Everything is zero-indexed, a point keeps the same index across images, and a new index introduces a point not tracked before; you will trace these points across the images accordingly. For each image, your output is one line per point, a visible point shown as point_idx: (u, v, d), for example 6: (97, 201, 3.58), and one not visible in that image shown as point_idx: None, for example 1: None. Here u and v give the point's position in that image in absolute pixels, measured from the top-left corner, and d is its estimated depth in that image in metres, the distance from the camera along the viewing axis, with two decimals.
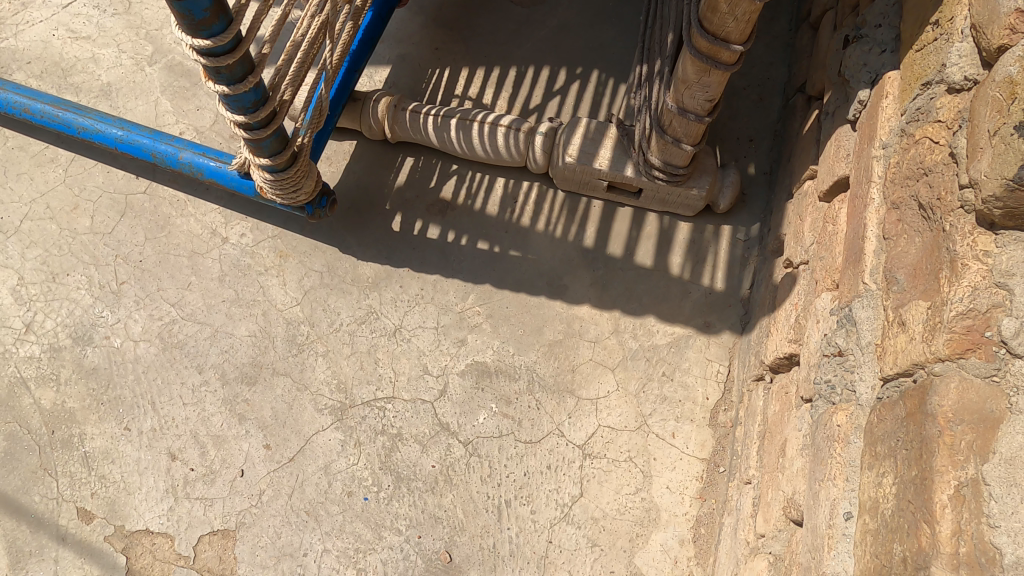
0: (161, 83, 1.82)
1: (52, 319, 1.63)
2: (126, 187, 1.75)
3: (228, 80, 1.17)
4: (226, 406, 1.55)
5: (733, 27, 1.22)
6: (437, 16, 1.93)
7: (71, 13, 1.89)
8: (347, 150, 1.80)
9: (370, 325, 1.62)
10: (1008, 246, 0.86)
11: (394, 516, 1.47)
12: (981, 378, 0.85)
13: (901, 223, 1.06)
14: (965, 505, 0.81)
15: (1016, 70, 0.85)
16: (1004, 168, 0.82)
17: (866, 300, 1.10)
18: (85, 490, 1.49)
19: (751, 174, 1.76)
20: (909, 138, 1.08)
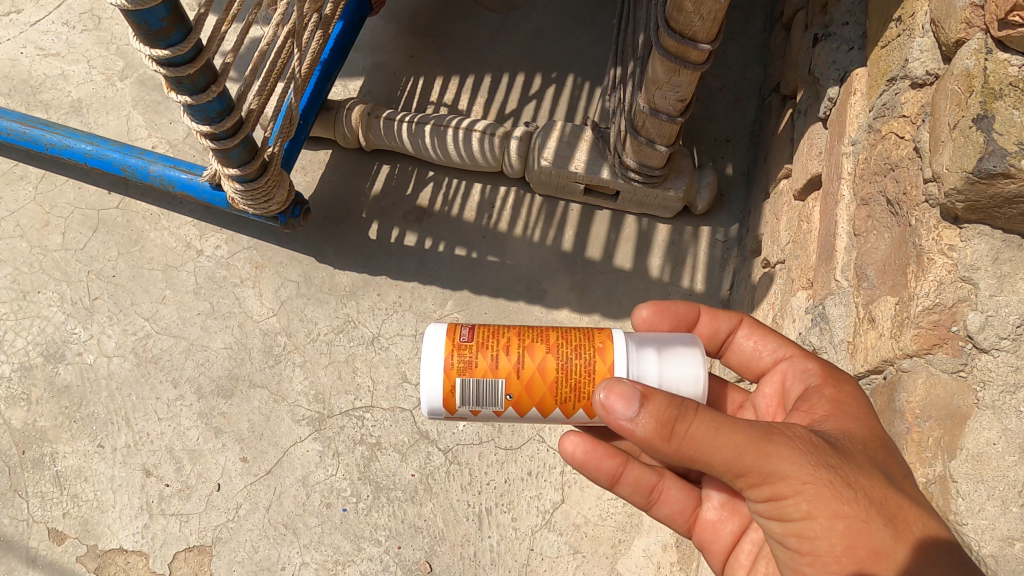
0: (132, 98, 1.81)
1: (23, 338, 1.61)
2: (98, 202, 1.74)
3: (191, 91, 1.16)
4: (201, 419, 1.54)
5: (700, 26, 1.21)
6: (411, 23, 1.92)
7: (39, 30, 1.88)
8: (322, 160, 1.79)
9: (347, 334, 1.61)
10: (972, 240, 0.85)
11: (373, 527, 1.45)
12: (948, 374, 0.84)
13: (870, 219, 1.05)
14: (933, 500, 0.82)
15: (973, 63, 0.84)
16: (964, 161, 0.81)
17: (838, 298, 1.09)
18: (58, 510, 1.47)
19: (729, 174, 1.76)
20: (876, 134, 1.08)
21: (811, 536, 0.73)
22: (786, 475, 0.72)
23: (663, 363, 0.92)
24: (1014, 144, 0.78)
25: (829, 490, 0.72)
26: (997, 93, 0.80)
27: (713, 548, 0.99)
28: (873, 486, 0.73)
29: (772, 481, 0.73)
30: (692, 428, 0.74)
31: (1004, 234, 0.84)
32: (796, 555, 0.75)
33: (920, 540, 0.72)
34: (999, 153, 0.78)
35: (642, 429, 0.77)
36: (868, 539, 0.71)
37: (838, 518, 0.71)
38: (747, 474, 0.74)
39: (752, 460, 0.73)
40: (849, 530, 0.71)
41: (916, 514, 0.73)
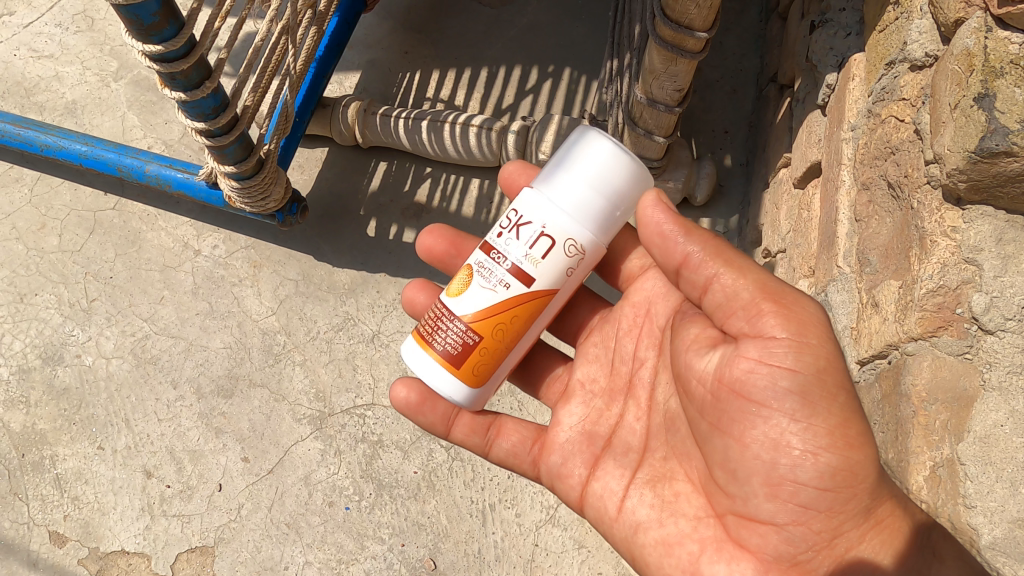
0: (127, 98, 1.80)
1: (21, 340, 1.61)
2: (94, 204, 1.73)
3: (185, 87, 1.15)
4: (202, 420, 1.53)
5: (696, 13, 1.20)
6: (405, 20, 1.91)
7: (32, 32, 1.88)
8: (319, 157, 1.78)
9: (347, 331, 1.60)
10: (975, 221, 0.84)
11: (376, 525, 1.44)
12: (953, 356, 0.83)
13: (871, 204, 1.04)
14: (942, 485, 0.81)
15: (973, 42, 0.83)
16: (966, 140, 0.80)
17: (840, 284, 1.08)
18: (58, 513, 1.46)
19: (727, 166, 1.75)
20: (876, 119, 1.07)
21: (809, 401, 0.77)
22: (813, 329, 0.78)
23: (575, 171, 0.91)
24: (1015, 122, 0.77)
25: (840, 361, 0.78)
26: (999, 71, 0.79)
27: (563, 471, 1.03)
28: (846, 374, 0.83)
29: (805, 325, 0.78)
30: (736, 254, 0.85)
31: (1007, 215, 0.83)
32: (784, 425, 0.78)
33: (871, 428, 0.81)
34: (1001, 132, 0.77)
35: (699, 250, 0.86)
36: (853, 419, 0.77)
37: (842, 390, 0.76)
38: (768, 311, 0.79)
39: (779, 301, 0.80)
40: (847, 406, 0.77)
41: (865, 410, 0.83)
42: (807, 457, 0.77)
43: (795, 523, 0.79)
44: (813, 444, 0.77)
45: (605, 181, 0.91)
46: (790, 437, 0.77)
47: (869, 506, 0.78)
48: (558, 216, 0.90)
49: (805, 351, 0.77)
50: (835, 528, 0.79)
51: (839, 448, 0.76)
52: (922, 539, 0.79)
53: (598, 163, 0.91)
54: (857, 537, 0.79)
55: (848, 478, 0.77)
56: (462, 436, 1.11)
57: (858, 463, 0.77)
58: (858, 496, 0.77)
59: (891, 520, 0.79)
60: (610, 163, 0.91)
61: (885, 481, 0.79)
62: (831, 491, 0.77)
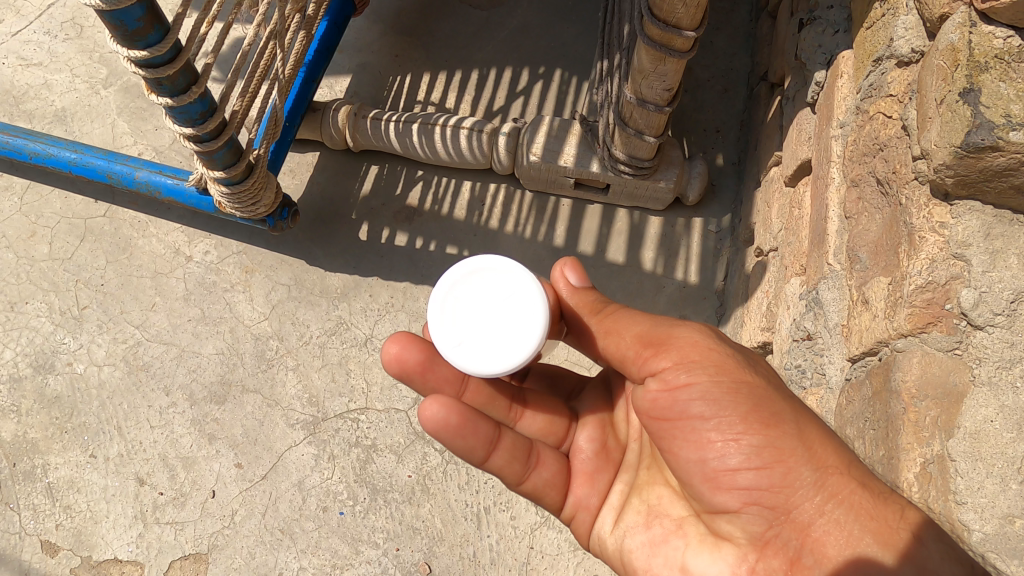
0: (117, 105, 1.80)
1: (11, 349, 1.60)
2: (85, 211, 1.73)
3: (172, 92, 1.15)
4: (194, 426, 1.52)
5: (683, 13, 1.20)
6: (395, 23, 1.91)
7: (21, 40, 1.87)
8: (310, 162, 1.78)
9: (340, 335, 1.59)
10: (963, 216, 0.84)
11: (371, 530, 1.44)
12: (943, 352, 0.83)
13: (861, 201, 1.03)
14: (932, 481, 0.80)
15: (957, 37, 0.83)
16: (953, 135, 0.80)
17: (831, 282, 1.08)
18: (50, 522, 1.46)
19: (720, 165, 1.75)
20: (864, 115, 1.06)
21: (712, 398, 0.77)
22: (695, 342, 0.81)
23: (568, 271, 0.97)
24: (1001, 116, 0.76)
25: (734, 361, 0.80)
26: (983, 66, 0.79)
27: (584, 500, 0.98)
28: (771, 372, 0.83)
29: (680, 346, 0.81)
30: (615, 312, 0.91)
31: (995, 210, 0.83)
32: (697, 422, 0.77)
33: (807, 411, 0.80)
34: (987, 126, 0.77)
35: (571, 298, 0.97)
36: (765, 401, 0.77)
37: (742, 380, 0.78)
38: (654, 341, 0.83)
39: (664, 330, 0.83)
40: (753, 394, 0.77)
41: (806, 401, 0.82)
42: (726, 444, 0.76)
43: (748, 505, 0.77)
44: (729, 432, 0.76)
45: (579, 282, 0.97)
46: (705, 431, 0.77)
47: (815, 478, 0.75)
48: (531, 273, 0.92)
49: (693, 363, 0.79)
50: (786, 505, 0.76)
51: (756, 428, 0.76)
52: (885, 509, 0.73)
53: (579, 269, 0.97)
54: (816, 512, 0.75)
55: (777, 455, 0.76)
56: (502, 464, 0.94)
57: (782, 440, 0.76)
58: (794, 469, 0.75)
59: (848, 492, 0.75)
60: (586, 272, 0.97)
61: (827, 456, 0.76)
62: (765, 469, 0.75)
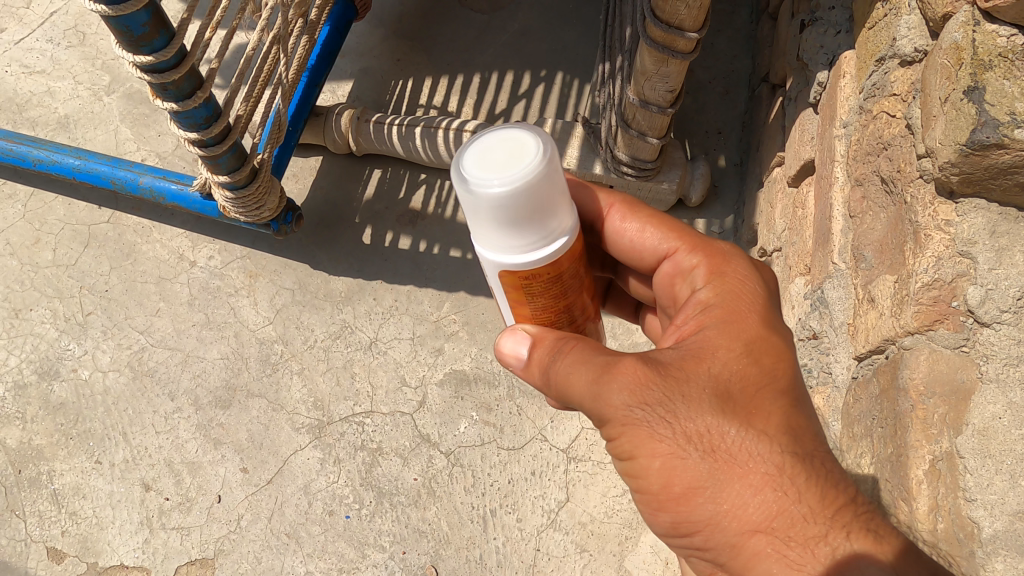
0: (120, 112, 1.80)
1: (16, 356, 1.60)
2: (89, 217, 1.73)
3: (177, 97, 1.15)
4: (200, 431, 1.52)
5: (686, 14, 1.21)
6: (397, 28, 1.92)
7: (24, 48, 1.88)
8: (313, 167, 1.78)
9: (344, 339, 1.59)
10: (969, 214, 0.84)
11: (377, 533, 1.43)
12: (950, 349, 0.83)
13: (865, 200, 1.04)
14: (941, 479, 0.81)
15: (961, 36, 0.83)
16: (957, 133, 0.80)
17: (836, 281, 1.08)
18: (56, 529, 1.46)
19: (722, 166, 1.75)
20: (868, 115, 1.07)
21: (634, 473, 0.74)
22: (607, 417, 0.72)
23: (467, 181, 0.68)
24: (1006, 114, 0.77)
25: (643, 430, 0.71)
26: (987, 64, 0.80)
27: None
28: (695, 417, 0.71)
29: (595, 417, 0.73)
30: (563, 358, 0.77)
31: (1000, 207, 0.83)
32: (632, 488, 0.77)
33: (735, 458, 0.70)
34: (991, 124, 0.77)
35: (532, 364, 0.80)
36: (677, 475, 0.71)
37: (655, 456, 0.71)
38: (590, 412, 0.74)
39: (590, 405, 0.73)
40: (664, 469, 0.71)
41: (737, 439, 0.71)
42: (652, 514, 0.76)
43: (691, 555, 0.77)
44: (652, 505, 0.75)
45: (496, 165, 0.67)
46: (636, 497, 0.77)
47: (736, 542, 0.71)
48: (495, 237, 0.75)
49: (608, 434, 0.73)
50: (717, 561, 0.74)
51: (670, 507, 0.73)
52: (809, 563, 0.69)
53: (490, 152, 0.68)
54: (740, 569, 0.72)
55: (695, 523, 0.72)
56: None
57: (696, 513, 0.72)
58: (711, 537, 0.72)
59: (767, 553, 0.70)
60: (509, 154, 0.67)
61: (747, 518, 0.70)
62: (689, 536, 0.74)
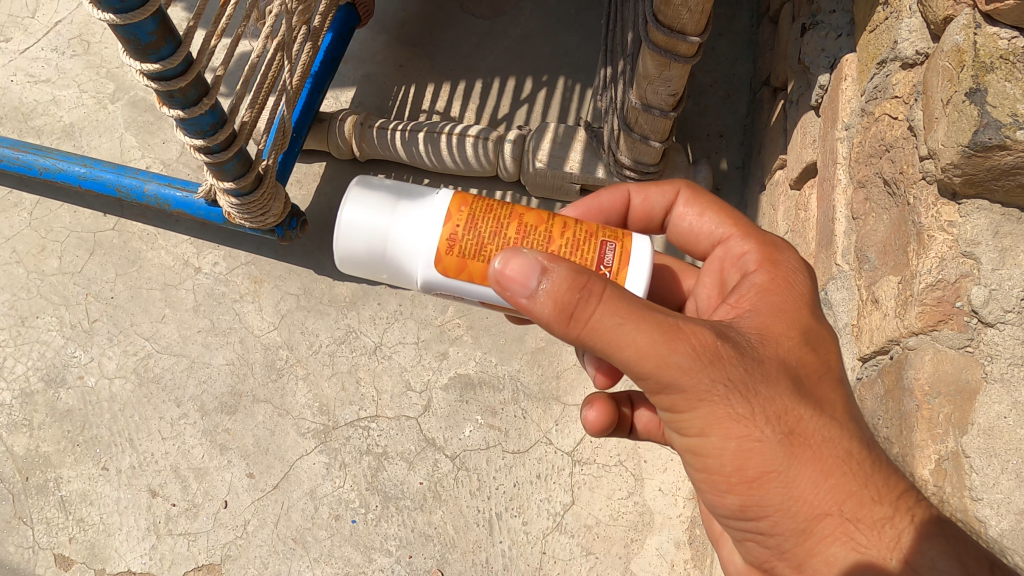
0: (124, 120, 1.81)
1: (23, 363, 1.61)
2: (94, 225, 1.74)
3: (183, 104, 1.16)
4: (206, 437, 1.53)
5: (688, 18, 1.22)
6: (399, 34, 1.93)
7: (29, 58, 1.89)
8: (317, 172, 1.79)
9: (349, 344, 1.60)
10: (972, 215, 0.84)
11: (383, 538, 1.44)
12: (955, 349, 0.83)
13: (868, 202, 1.04)
14: (947, 478, 0.81)
15: (962, 39, 0.84)
16: (959, 135, 0.81)
17: (840, 282, 1.08)
18: (64, 535, 1.46)
19: (724, 169, 1.76)
20: (870, 117, 1.07)
21: (700, 451, 0.76)
22: (684, 387, 0.72)
23: (385, 218, 0.89)
24: (1008, 116, 0.77)
25: (723, 408, 0.73)
26: (989, 67, 0.80)
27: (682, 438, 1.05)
28: (773, 399, 0.74)
29: (668, 388, 0.73)
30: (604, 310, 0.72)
31: (1003, 208, 0.84)
32: (691, 468, 0.79)
33: (806, 440, 0.75)
34: (994, 126, 0.78)
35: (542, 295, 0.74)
36: (753, 456, 0.74)
37: (729, 438, 0.74)
38: (646, 380, 0.74)
39: (653, 366, 0.72)
40: (737, 449, 0.74)
41: (810, 421, 0.75)
42: (715, 495, 0.79)
43: (747, 539, 0.82)
44: (715, 485, 0.78)
45: (379, 203, 0.90)
46: (697, 481, 0.80)
47: (803, 526, 0.75)
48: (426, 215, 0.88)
49: (677, 406, 0.75)
50: (780, 545, 0.78)
51: (739, 487, 0.76)
52: (879, 545, 0.74)
53: (366, 208, 0.90)
54: (805, 555, 0.76)
55: (760, 508, 0.76)
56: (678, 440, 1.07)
57: (765, 494, 0.75)
58: (778, 522, 0.76)
59: (838, 536, 0.75)
60: (363, 198, 0.91)
61: (817, 501, 0.75)
62: (753, 520, 0.78)
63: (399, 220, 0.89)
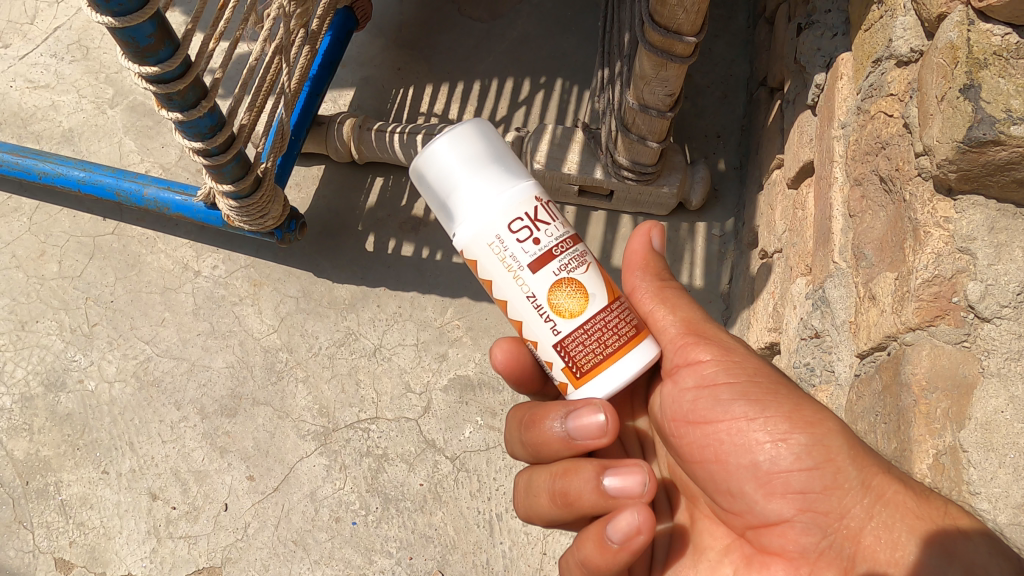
0: (123, 124, 1.82)
1: (23, 368, 1.61)
2: (94, 229, 1.75)
3: (181, 107, 1.17)
4: (206, 440, 1.53)
5: (684, 18, 1.22)
6: (397, 37, 1.94)
7: (28, 63, 1.90)
8: (316, 175, 1.80)
9: (349, 346, 1.60)
10: (967, 211, 0.85)
11: (384, 539, 1.44)
12: (951, 344, 0.84)
13: (864, 199, 1.05)
14: (945, 472, 0.81)
15: (956, 35, 0.84)
16: (955, 131, 0.81)
17: (837, 280, 1.09)
18: (64, 539, 1.46)
19: (722, 169, 1.76)
20: (865, 115, 1.08)
21: (758, 398, 0.79)
22: (738, 350, 0.85)
23: (462, 170, 0.79)
24: (1001, 111, 0.78)
25: (772, 371, 0.83)
26: (982, 63, 0.80)
27: None
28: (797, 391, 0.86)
29: (721, 347, 0.85)
30: (673, 294, 0.91)
31: (998, 203, 0.84)
32: (742, 423, 0.78)
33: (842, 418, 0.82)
34: (988, 121, 0.78)
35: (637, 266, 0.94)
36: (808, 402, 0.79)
37: (784, 386, 0.81)
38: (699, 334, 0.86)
39: (711, 329, 0.88)
40: (795, 396, 0.80)
41: None
42: (775, 445, 0.76)
43: (801, 512, 0.76)
44: (776, 431, 0.77)
45: (469, 155, 0.79)
46: (751, 432, 0.78)
47: (864, 478, 0.74)
48: (502, 189, 0.77)
49: (733, 365, 0.83)
50: (838, 506, 0.75)
51: (803, 426, 0.77)
52: (930, 508, 0.72)
53: (455, 153, 0.79)
54: (864, 514, 0.74)
55: (827, 452, 0.75)
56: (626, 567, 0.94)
57: (828, 437, 0.76)
58: (842, 469, 0.75)
59: (893, 493, 0.74)
60: (455, 140, 0.80)
61: (872, 457, 0.76)
62: (816, 469, 0.75)
63: (475, 183, 0.78)
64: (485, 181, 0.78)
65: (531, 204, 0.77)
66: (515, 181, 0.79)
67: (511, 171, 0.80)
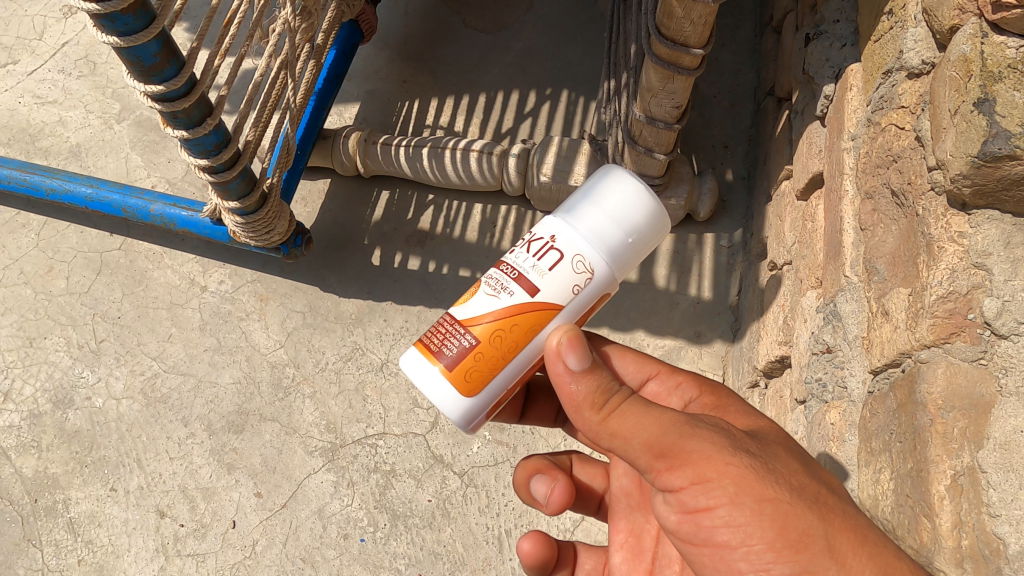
0: (130, 139, 1.82)
1: (31, 385, 1.61)
2: (101, 244, 1.75)
3: (187, 125, 1.16)
4: (213, 456, 1.52)
5: (691, 31, 1.21)
6: (402, 49, 1.93)
7: (36, 79, 1.90)
8: (321, 189, 1.79)
9: (356, 361, 1.59)
10: (982, 226, 0.84)
11: (393, 556, 1.43)
12: (968, 362, 0.82)
13: (876, 212, 1.03)
14: (964, 494, 0.78)
15: (970, 48, 0.83)
16: (968, 146, 0.80)
17: (849, 294, 1.08)
18: (73, 557, 1.46)
19: (729, 180, 1.75)
20: (876, 127, 1.07)
21: (738, 524, 0.70)
22: (711, 457, 0.71)
23: (603, 205, 0.82)
24: (1018, 125, 0.76)
25: (753, 474, 0.71)
26: (997, 76, 0.79)
27: None
28: (791, 471, 0.74)
29: (694, 463, 0.71)
30: (624, 405, 0.77)
31: (1014, 218, 0.82)
32: (724, 552, 0.71)
33: (836, 509, 0.72)
34: (1003, 135, 0.77)
35: (578, 390, 0.79)
36: (797, 515, 0.70)
37: (766, 500, 0.70)
38: (666, 454, 0.72)
39: (676, 440, 0.72)
40: (778, 513, 0.70)
41: (832, 495, 0.74)
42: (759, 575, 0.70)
43: None
44: (759, 562, 0.70)
45: (631, 225, 0.82)
46: (733, 561, 0.71)
47: None
48: (589, 242, 0.80)
49: (710, 485, 0.70)
50: None
51: (786, 556, 0.69)
52: None
53: (621, 196, 0.82)
54: None
55: None
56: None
57: (815, 562, 0.69)
58: None
59: None
60: (635, 197, 0.82)
61: (864, 569, 0.69)
62: None
63: (603, 232, 0.81)
64: (609, 242, 0.81)
65: (573, 276, 0.79)
66: (607, 268, 0.81)
67: (615, 256, 0.81)
